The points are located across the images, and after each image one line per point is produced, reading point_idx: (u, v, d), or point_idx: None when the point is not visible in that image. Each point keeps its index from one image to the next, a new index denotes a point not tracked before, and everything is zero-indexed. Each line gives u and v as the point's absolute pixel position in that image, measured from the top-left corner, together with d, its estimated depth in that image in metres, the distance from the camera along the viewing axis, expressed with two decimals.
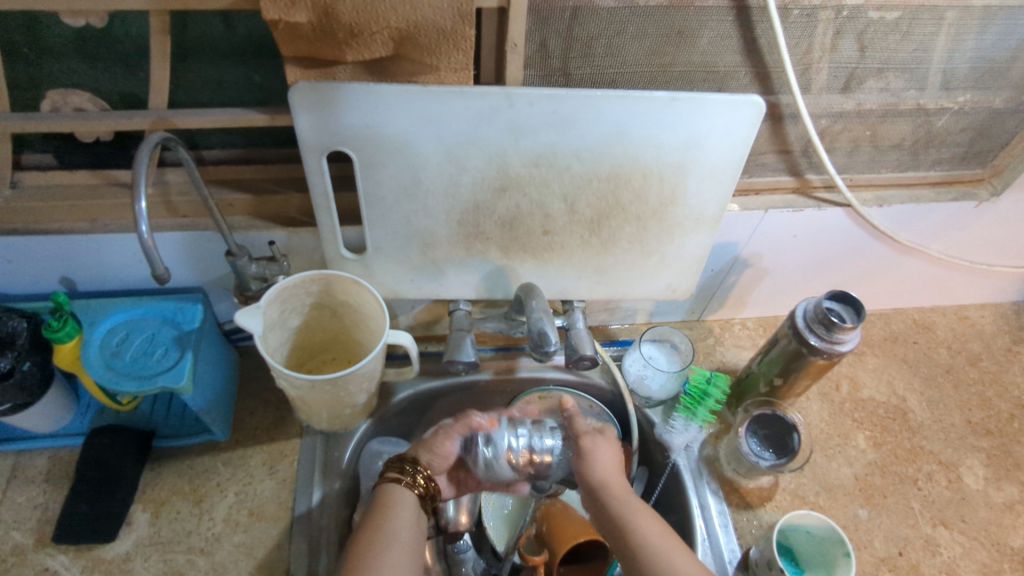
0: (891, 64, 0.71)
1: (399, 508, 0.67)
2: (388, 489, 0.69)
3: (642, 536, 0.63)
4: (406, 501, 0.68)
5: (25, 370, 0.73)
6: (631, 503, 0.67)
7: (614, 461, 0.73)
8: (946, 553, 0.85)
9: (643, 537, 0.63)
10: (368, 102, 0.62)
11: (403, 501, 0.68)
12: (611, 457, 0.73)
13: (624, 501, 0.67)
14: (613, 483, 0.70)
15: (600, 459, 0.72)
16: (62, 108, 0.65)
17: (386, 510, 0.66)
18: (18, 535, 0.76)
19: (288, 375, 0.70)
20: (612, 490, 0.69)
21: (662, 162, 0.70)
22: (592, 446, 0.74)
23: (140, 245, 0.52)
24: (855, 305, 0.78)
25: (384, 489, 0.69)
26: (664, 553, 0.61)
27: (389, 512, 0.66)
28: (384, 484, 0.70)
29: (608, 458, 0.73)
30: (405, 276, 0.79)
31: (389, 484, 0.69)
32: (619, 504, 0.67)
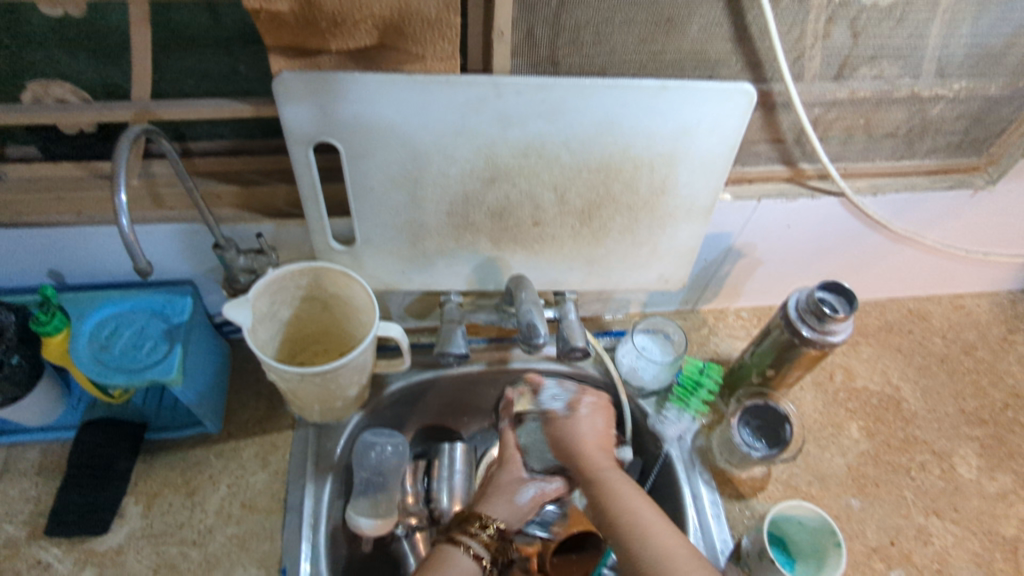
0: (885, 51, 0.70)
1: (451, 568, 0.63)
2: (444, 553, 0.65)
3: (615, 493, 0.67)
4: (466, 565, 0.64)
5: (13, 364, 0.73)
6: (608, 471, 0.71)
7: (594, 428, 0.77)
8: (938, 542, 0.85)
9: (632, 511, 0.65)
10: (353, 92, 0.61)
11: (458, 563, 0.64)
12: (596, 427, 0.77)
13: (602, 467, 0.72)
14: (587, 449, 0.74)
15: (583, 426, 0.77)
16: (43, 99, 0.64)
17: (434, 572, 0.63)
18: (10, 528, 0.76)
19: (278, 368, 0.69)
20: (590, 457, 0.73)
21: (653, 151, 0.69)
22: (581, 420, 0.77)
23: (121, 239, 0.51)
24: (848, 295, 0.77)
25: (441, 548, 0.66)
26: (635, 512, 0.65)
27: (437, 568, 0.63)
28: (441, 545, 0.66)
29: (594, 429, 0.77)
30: (395, 268, 0.78)
31: (447, 544, 0.66)
32: (593, 467, 0.72)
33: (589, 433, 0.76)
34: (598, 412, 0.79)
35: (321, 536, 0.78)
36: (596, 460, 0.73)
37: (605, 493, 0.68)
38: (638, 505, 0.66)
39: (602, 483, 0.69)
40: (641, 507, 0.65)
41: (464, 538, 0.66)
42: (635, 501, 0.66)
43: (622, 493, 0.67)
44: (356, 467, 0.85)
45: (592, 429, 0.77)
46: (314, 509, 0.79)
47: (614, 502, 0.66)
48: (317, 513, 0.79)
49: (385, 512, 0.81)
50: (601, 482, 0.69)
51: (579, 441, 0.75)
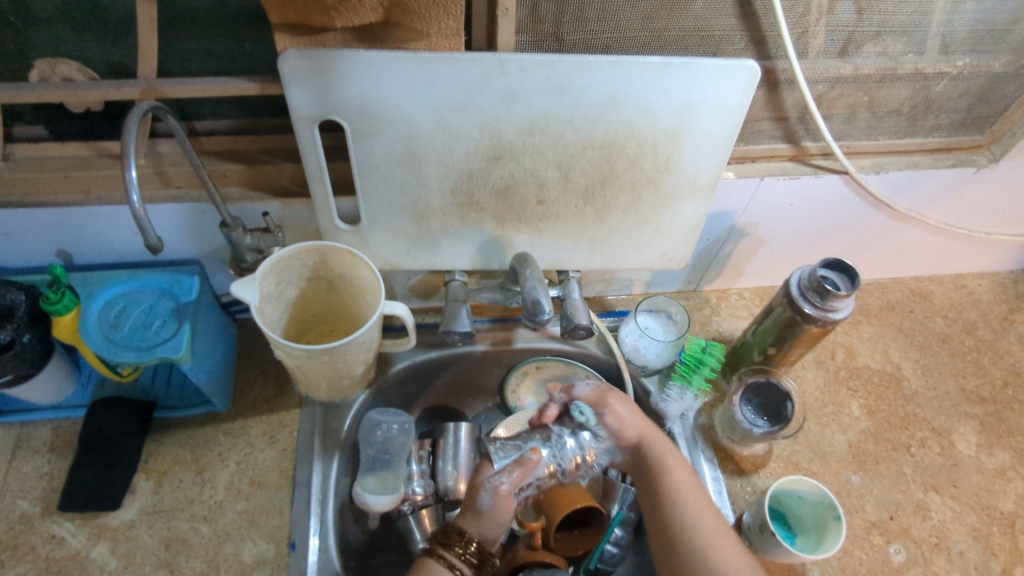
0: (889, 27, 0.70)
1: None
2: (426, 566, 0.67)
3: (676, 484, 0.74)
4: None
5: (24, 342, 0.73)
6: (670, 470, 0.76)
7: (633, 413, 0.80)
8: (937, 517, 0.86)
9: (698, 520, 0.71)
10: (359, 70, 0.61)
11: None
12: (632, 413, 0.81)
13: (666, 454, 0.77)
14: (657, 448, 0.78)
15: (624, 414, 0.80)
16: (51, 78, 0.63)
17: None
18: (24, 503, 0.78)
19: (286, 347, 0.70)
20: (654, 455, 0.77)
21: (657, 129, 0.69)
22: (614, 406, 0.81)
23: (131, 214, 0.52)
24: (850, 272, 0.78)
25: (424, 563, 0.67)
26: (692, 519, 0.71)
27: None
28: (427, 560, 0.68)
29: (627, 419, 0.80)
30: (400, 247, 0.79)
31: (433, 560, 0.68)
32: (662, 459, 0.77)
33: (647, 427, 0.80)
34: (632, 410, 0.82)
35: (328, 511, 0.80)
36: (655, 457, 0.77)
37: (669, 478, 0.75)
38: (715, 538, 0.69)
39: (663, 472, 0.76)
40: (701, 507, 0.72)
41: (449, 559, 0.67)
42: (689, 499, 0.73)
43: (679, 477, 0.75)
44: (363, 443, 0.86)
45: (643, 424, 0.80)
46: (322, 486, 0.81)
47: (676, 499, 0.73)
48: (326, 490, 0.81)
49: (393, 488, 0.81)
50: (665, 475, 0.75)
51: (660, 442, 0.79)
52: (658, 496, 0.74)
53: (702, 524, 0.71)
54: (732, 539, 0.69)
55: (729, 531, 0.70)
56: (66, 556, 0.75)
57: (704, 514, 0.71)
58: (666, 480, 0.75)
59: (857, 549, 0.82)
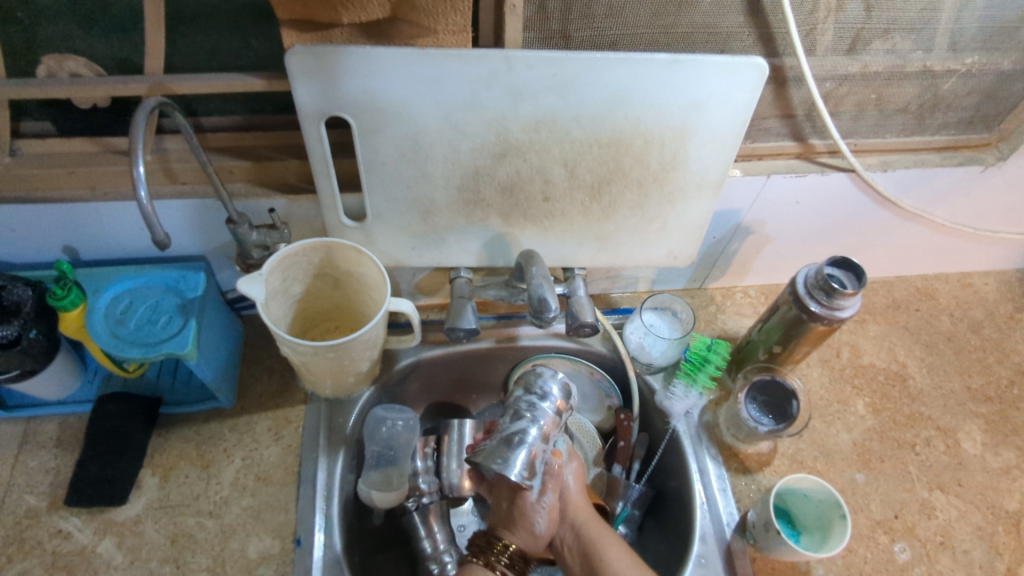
0: (898, 24, 0.70)
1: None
2: None
3: (613, 570, 0.67)
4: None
5: (31, 338, 0.74)
6: (599, 534, 0.70)
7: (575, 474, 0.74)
8: (942, 515, 0.86)
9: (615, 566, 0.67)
10: (366, 67, 0.61)
11: None
12: (574, 488, 0.73)
13: (600, 540, 0.69)
14: (591, 529, 0.70)
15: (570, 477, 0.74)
16: (58, 73, 0.63)
17: None
18: (31, 498, 0.78)
19: (291, 343, 0.70)
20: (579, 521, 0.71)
21: (664, 126, 0.69)
22: (564, 477, 0.73)
23: (140, 211, 0.52)
24: (857, 270, 0.78)
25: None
26: None
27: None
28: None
29: (575, 492, 0.73)
30: (405, 243, 0.79)
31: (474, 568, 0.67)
32: (599, 553, 0.68)
33: (579, 500, 0.73)
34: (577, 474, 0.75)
35: (334, 508, 0.79)
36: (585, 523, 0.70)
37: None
38: (636, 575, 0.67)
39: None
40: (612, 546, 0.69)
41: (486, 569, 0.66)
42: (625, 570, 0.67)
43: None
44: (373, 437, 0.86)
45: (581, 502, 0.72)
46: (327, 482, 0.80)
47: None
48: (330, 486, 0.80)
49: (398, 487, 0.83)
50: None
51: (594, 530, 0.70)
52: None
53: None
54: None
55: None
56: (73, 551, 0.75)
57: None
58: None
59: (862, 547, 0.82)
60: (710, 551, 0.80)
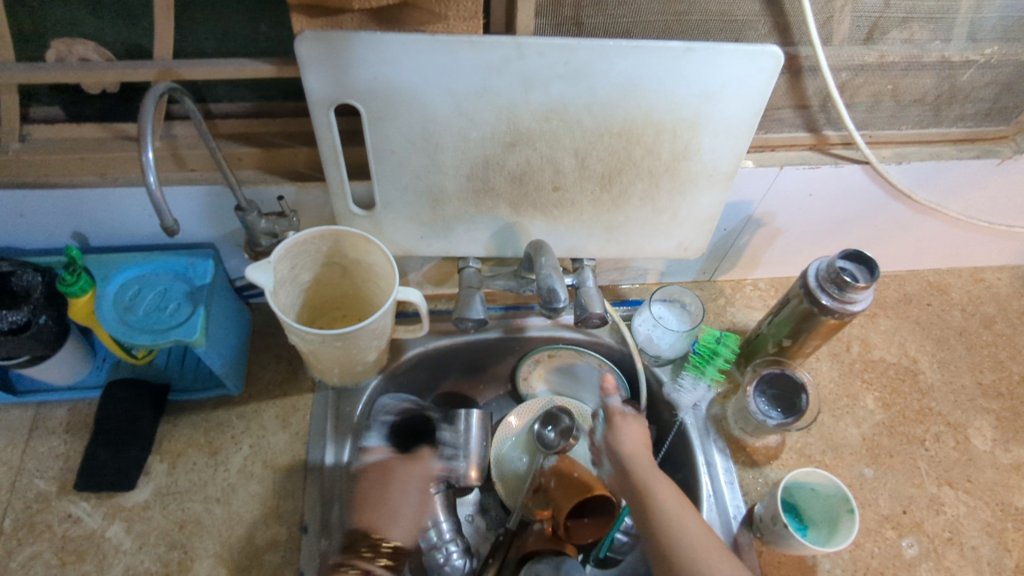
0: (917, 13, 0.69)
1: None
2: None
3: (658, 501, 0.66)
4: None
5: (41, 323, 0.74)
6: (655, 474, 0.70)
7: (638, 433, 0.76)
8: (950, 511, 0.85)
9: (662, 502, 0.66)
10: (376, 53, 0.60)
11: None
12: (637, 436, 0.76)
13: (652, 475, 0.70)
14: (642, 465, 0.72)
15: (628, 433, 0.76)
16: (67, 58, 0.63)
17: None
18: (41, 482, 0.78)
19: (300, 331, 0.70)
20: (635, 460, 0.73)
21: (676, 115, 0.68)
22: (625, 427, 0.77)
23: (148, 197, 0.52)
24: (869, 264, 0.77)
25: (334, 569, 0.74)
26: (671, 517, 0.65)
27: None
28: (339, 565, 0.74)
29: (635, 439, 0.75)
30: (414, 232, 0.78)
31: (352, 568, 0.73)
32: (648, 483, 0.69)
33: (636, 443, 0.75)
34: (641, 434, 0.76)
35: None
36: (642, 465, 0.72)
37: (659, 505, 0.66)
38: (678, 512, 0.65)
39: (655, 501, 0.67)
40: (663, 487, 0.68)
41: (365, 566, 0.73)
42: (675, 513, 0.65)
43: (666, 503, 0.66)
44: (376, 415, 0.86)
45: (641, 446, 0.75)
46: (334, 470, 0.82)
47: (655, 506, 0.66)
48: (338, 474, 0.81)
49: (404, 475, 0.82)
50: (652, 504, 0.66)
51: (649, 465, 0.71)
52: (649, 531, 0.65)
53: (681, 532, 0.63)
54: (702, 530, 0.64)
55: (706, 531, 0.63)
56: (82, 535, 0.76)
57: (686, 523, 0.64)
58: (654, 509, 0.66)
59: (869, 542, 0.82)
60: None
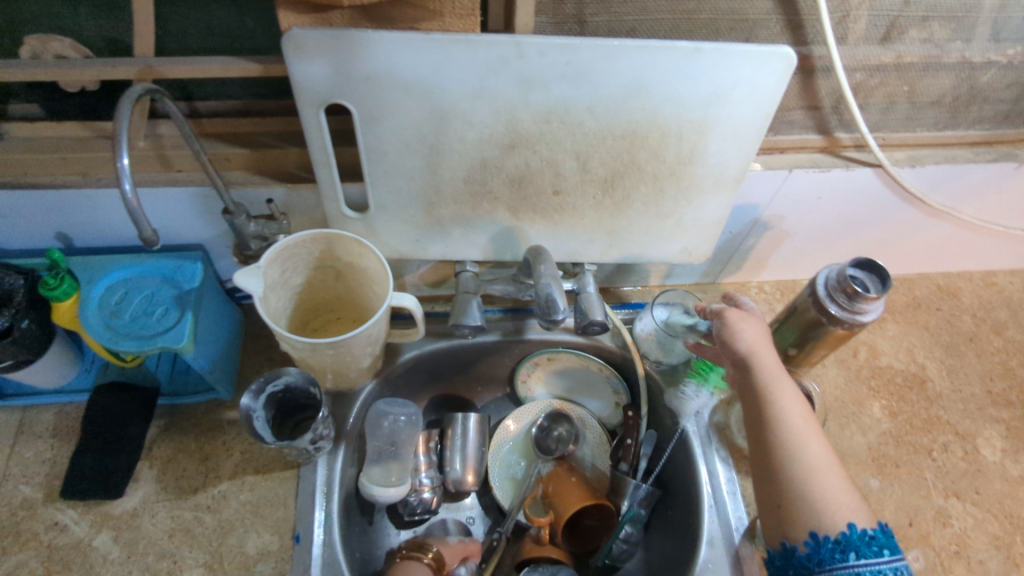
0: (937, 12, 0.66)
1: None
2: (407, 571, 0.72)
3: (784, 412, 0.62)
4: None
5: (23, 328, 0.71)
6: (779, 373, 0.64)
7: (756, 330, 0.69)
8: (957, 524, 0.83)
9: (786, 417, 0.61)
10: (368, 51, 0.57)
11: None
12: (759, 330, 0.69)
13: (775, 377, 0.64)
14: (758, 349, 0.67)
15: (745, 330, 0.69)
16: (42, 55, 0.60)
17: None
18: (27, 489, 0.77)
19: (290, 339, 0.68)
20: (757, 361, 0.66)
21: (683, 118, 0.65)
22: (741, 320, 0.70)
23: (124, 205, 0.49)
24: (880, 272, 0.74)
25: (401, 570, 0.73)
26: (799, 448, 0.59)
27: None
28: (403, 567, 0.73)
29: (758, 334, 0.68)
30: (409, 235, 0.76)
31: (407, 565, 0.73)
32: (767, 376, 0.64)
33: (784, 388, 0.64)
34: (757, 329, 0.69)
35: (334, 503, 0.77)
36: (763, 367, 0.65)
37: (803, 464, 0.59)
38: (804, 430, 0.61)
39: (797, 457, 0.59)
40: (787, 399, 0.62)
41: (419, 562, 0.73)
42: (819, 467, 0.58)
43: (811, 461, 0.59)
44: (281, 396, 0.77)
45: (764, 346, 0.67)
46: (328, 477, 0.79)
47: (776, 415, 0.62)
48: (331, 481, 0.78)
49: (398, 480, 0.79)
50: (794, 449, 0.59)
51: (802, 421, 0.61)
52: (781, 482, 0.59)
53: (830, 494, 0.57)
54: (855, 506, 0.56)
55: (859, 503, 0.57)
56: (69, 544, 0.74)
57: (841, 500, 0.56)
58: (795, 466, 0.58)
59: None
60: (718, 556, 0.78)
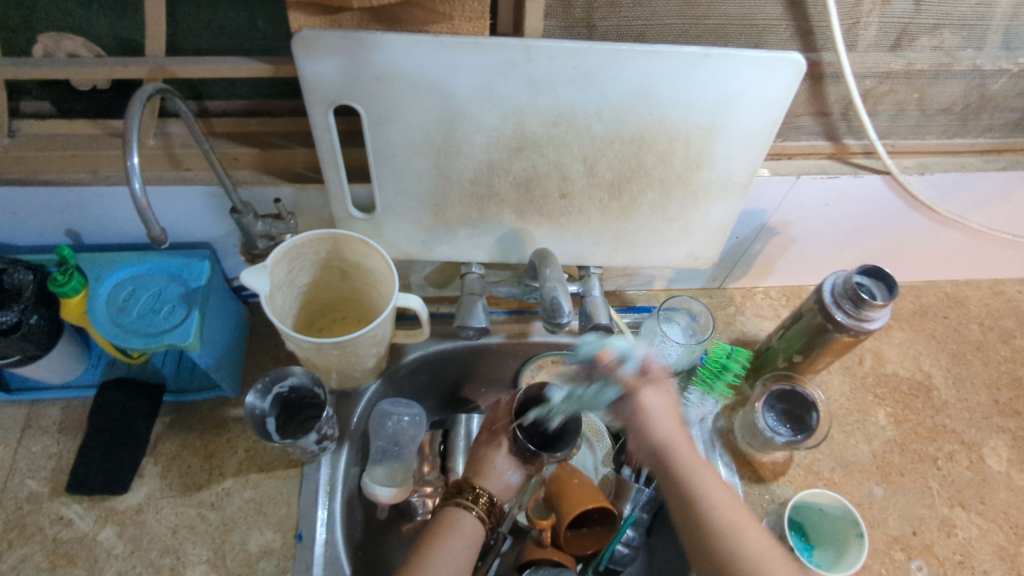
0: (948, 20, 0.66)
1: (454, 534, 0.66)
2: (453, 515, 0.68)
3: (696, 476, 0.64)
4: (471, 525, 0.68)
5: (32, 323, 0.72)
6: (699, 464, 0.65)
7: (668, 404, 0.69)
8: (961, 534, 0.83)
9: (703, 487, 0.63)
10: (377, 53, 0.57)
11: (463, 524, 0.67)
12: (668, 404, 0.69)
13: (693, 465, 0.64)
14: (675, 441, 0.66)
15: (656, 407, 0.68)
16: (55, 53, 0.61)
17: (442, 537, 0.66)
18: (33, 483, 0.77)
19: (296, 338, 0.68)
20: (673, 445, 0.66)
21: (690, 123, 0.65)
22: (647, 395, 0.69)
23: (133, 204, 0.49)
24: (888, 280, 0.74)
25: (446, 512, 0.69)
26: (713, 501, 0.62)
27: (447, 535, 0.66)
28: (450, 510, 0.69)
29: (667, 409, 0.68)
30: (415, 237, 0.76)
31: (455, 509, 0.69)
32: (689, 473, 0.64)
33: (719, 492, 0.63)
34: (668, 401, 0.69)
35: (337, 502, 0.78)
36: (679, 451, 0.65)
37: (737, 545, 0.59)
38: (720, 498, 0.62)
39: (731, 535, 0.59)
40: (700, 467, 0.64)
41: (466, 501, 0.69)
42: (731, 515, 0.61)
43: (746, 543, 0.59)
44: (287, 396, 0.77)
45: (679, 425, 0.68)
46: (331, 476, 0.79)
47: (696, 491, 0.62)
48: (334, 480, 0.79)
49: (400, 480, 0.80)
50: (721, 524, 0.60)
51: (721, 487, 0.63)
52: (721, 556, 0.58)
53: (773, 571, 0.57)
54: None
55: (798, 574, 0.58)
56: (74, 538, 0.74)
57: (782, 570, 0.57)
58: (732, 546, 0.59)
59: (877, 564, 0.80)
60: None
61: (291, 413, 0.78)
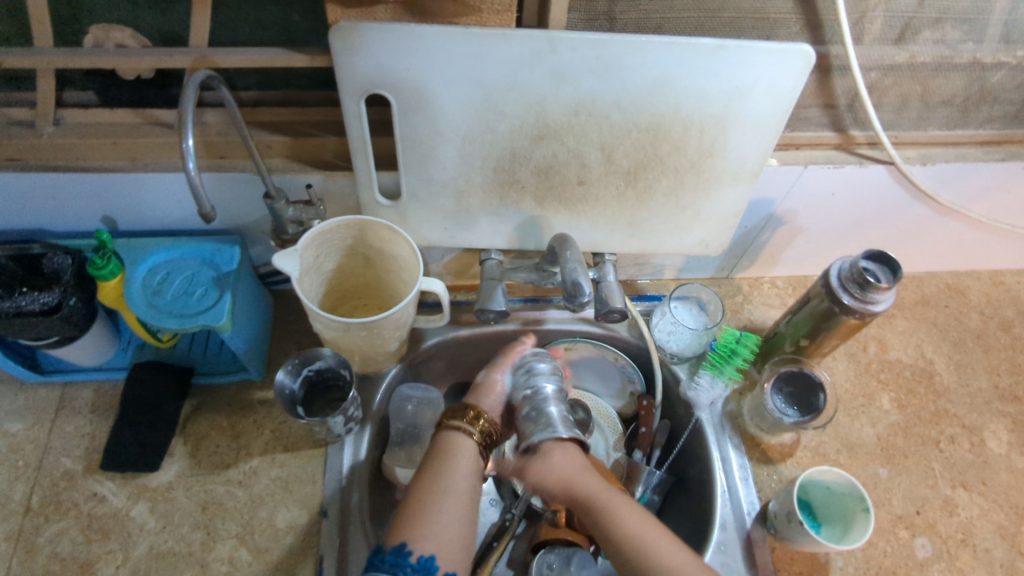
0: (950, 14, 0.69)
1: (457, 457, 0.66)
2: (449, 439, 0.68)
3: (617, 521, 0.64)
4: (470, 447, 0.67)
5: (71, 305, 0.75)
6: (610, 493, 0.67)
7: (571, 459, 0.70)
8: (963, 513, 0.86)
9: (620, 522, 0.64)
10: (409, 44, 0.60)
11: (462, 446, 0.67)
12: (571, 460, 0.69)
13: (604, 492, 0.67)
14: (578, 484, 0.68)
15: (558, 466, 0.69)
16: (104, 44, 0.65)
17: (447, 455, 0.66)
18: (67, 461, 0.80)
19: (324, 319, 0.71)
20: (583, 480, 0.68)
21: (705, 113, 0.68)
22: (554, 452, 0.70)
23: (187, 182, 0.52)
24: (892, 265, 0.77)
25: (447, 435, 0.68)
26: (632, 531, 0.63)
27: (453, 454, 0.66)
28: (447, 431, 0.69)
29: (567, 463, 0.69)
30: (438, 224, 0.79)
31: (454, 432, 0.68)
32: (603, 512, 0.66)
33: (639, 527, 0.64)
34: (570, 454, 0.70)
35: (361, 483, 0.80)
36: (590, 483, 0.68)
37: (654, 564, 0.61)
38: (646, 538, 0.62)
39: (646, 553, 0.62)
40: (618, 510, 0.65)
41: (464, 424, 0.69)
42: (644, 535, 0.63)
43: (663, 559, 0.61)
44: (315, 378, 0.80)
45: (585, 468, 0.69)
46: (354, 456, 0.81)
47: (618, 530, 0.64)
48: (357, 460, 0.81)
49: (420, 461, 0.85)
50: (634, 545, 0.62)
51: (616, 510, 0.66)
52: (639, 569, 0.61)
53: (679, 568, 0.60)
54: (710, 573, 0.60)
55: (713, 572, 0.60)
56: (107, 513, 0.77)
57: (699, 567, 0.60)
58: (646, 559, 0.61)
59: (883, 541, 0.82)
60: (730, 538, 0.80)
61: (320, 395, 0.80)
